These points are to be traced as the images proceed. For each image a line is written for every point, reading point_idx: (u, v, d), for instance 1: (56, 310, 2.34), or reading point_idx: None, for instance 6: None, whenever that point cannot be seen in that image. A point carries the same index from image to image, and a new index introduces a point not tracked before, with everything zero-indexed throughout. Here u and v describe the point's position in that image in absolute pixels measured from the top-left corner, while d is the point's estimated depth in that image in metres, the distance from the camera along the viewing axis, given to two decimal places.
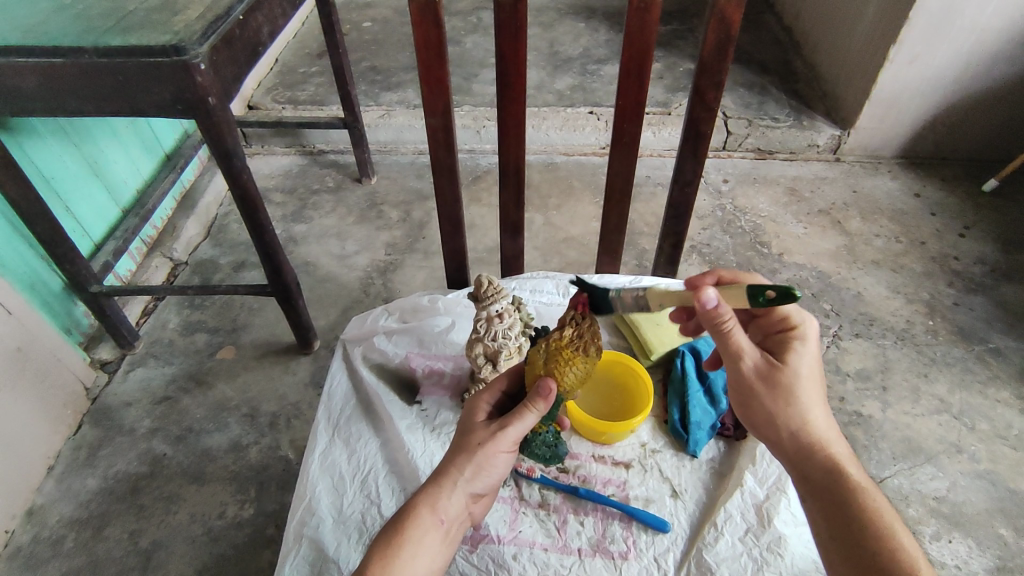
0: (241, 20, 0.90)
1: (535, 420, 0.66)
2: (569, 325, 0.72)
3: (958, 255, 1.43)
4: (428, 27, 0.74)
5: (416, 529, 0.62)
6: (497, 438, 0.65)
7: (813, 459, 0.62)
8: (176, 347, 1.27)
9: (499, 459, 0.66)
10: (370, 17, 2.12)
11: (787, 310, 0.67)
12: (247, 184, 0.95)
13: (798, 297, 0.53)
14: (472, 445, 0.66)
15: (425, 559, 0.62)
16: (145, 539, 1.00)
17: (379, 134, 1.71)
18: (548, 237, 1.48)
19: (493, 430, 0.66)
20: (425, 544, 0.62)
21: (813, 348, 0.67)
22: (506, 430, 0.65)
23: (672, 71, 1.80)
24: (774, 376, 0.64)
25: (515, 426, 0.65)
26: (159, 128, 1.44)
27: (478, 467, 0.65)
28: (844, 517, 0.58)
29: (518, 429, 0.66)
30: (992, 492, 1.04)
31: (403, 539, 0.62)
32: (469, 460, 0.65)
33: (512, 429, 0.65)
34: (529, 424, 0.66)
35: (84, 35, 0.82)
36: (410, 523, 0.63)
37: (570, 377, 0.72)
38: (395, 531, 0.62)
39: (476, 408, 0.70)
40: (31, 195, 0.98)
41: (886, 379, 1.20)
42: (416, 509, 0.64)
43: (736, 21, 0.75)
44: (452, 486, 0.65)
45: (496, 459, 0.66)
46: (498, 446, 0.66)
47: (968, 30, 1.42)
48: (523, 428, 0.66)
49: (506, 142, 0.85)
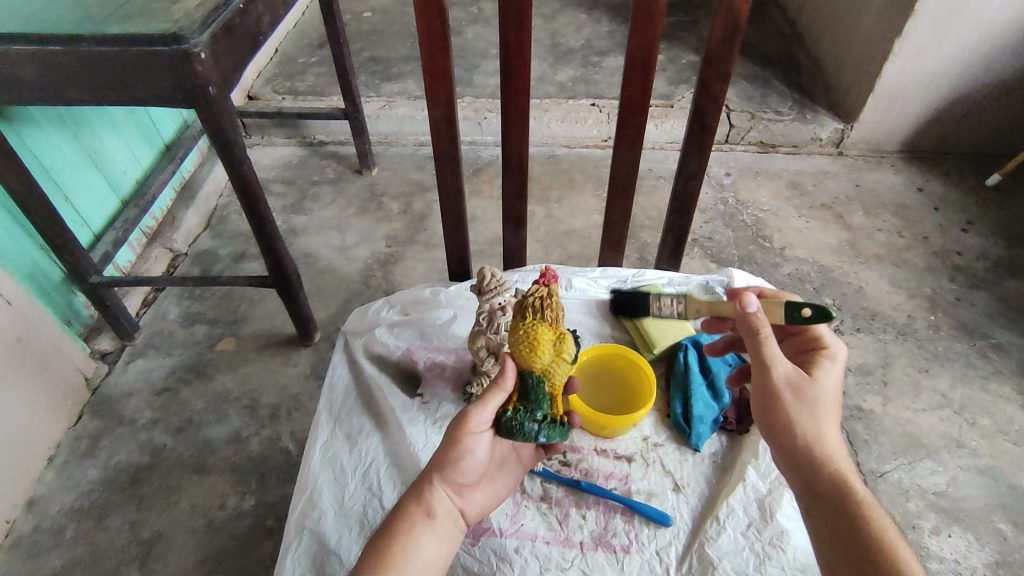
0: (241, 9, 0.90)
1: (499, 400, 0.68)
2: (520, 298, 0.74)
3: (961, 250, 1.43)
4: (432, 16, 0.73)
5: (404, 526, 0.64)
6: (464, 424, 0.67)
7: (819, 471, 0.61)
8: (176, 338, 1.27)
9: (472, 445, 0.67)
10: (370, 7, 2.10)
11: (821, 330, 0.70)
12: (248, 175, 0.95)
13: (832, 316, 0.62)
14: (444, 437, 0.68)
15: (419, 549, 0.63)
16: (145, 529, 1.00)
17: (380, 125, 1.70)
18: (550, 230, 1.47)
19: (458, 418, 0.68)
20: (417, 537, 0.64)
21: (840, 370, 0.68)
22: (466, 413, 0.67)
23: (675, 64, 1.79)
24: (808, 391, 0.64)
25: (478, 407, 0.67)
26: (158, 118, 1.43)
27: (452, 455, 0.67)
28: (849, 533, 0.56)
29: (484, 413, 0.67)
30: (992, 487, 1.04)
31: (393, 532, 0.64)
32: (444, 451, 0.67)
33: (477, 414, 0.67)
34: (491, 395, 0.68)
35: (83, 23, 0.81)
36: (399, 518, 0.65)
37: (519, 340, 0.70)
38: (386, 524, 0.65)
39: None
40: (30, 184, 0.97)
41: (887, 374, 1.20)
42: (404, 504, 0.66)
43: (744, 13, 0.74)
44: (432, 481, 0.67)
45: (465, 445, 0.67)
46: (466, 431, 0.67)
47: (974, 22, 1.41)
48: (484, 411, 0.67)
49: (509, 133, 0.85)
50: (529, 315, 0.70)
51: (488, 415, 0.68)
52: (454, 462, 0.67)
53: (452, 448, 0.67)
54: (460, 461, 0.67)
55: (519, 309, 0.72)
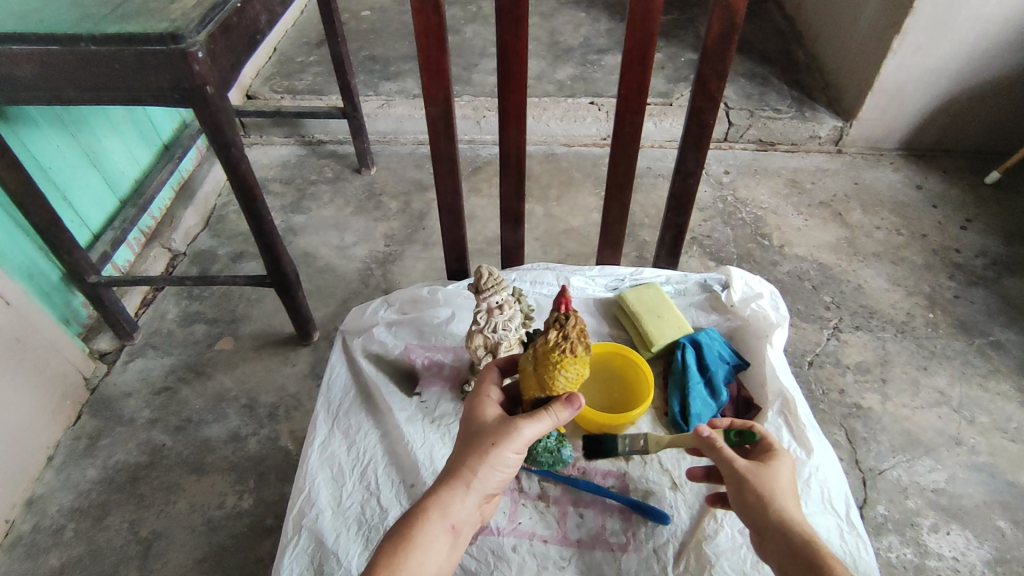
0: (238, 8, 0.89)
1: (549, 421, 0.64)
2: (556, 327, 0.67)
3: (960, 248, 1.43)
4: (428, 14, 0.73)
5: (427, 534, 0.58)
6: (513, 437, 0.62)
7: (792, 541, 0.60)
8: (175, 337, 1.27)
9: (512, 460, 0.63)
10: (368, 6, 2.10)
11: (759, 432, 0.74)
12: (246, 174, 0.95)
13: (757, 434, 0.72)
14: (486, 447, 0.62)
15: (434, 567, 0.58)
16: (145, 528, 1.00)
17: (379, 124, 1.70)
18: (549, 228, 1.47)
19: (507, 430, 0.62)
20: (435, 552, 0.58)
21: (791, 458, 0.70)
22: (519, 427, 0.62)
23: (674, 62, 1.79)
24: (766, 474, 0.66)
25: (530, 423, 0.63)
26: (157, 118, 1.43)
27: (490, 469, 0.61)
28: None
29: (534, 430, 0.64)
30: (991, 485, 1.04)
31: (413, 545, 0.57)
32: (482, 462, 0.61)
33: (527, 429, 0.63)
34: (543, 418, 0.64)
35: (80, 22, 0.81)
36: (420, 527, 0.59)
37: (560, 382, 0.67)
38: (402, 534, 0.58)
39: (483, 403, 0.68)
40: (28, 184, 0.97)
41: (886, 371, 1.20)
42: (425, 513, 0.59)
43: (741, 11, 0.74)
44: (464, 489, 0.61)
45: (506, 462, 0.62)
46: (512, 446, 0.62)
47: (974, 19, 1.41)
48: (537, 429, 0.63)
49: (507, 132, 0.85)
50: (576, 355, 0.66)
51: (536, 434, 0.64)
52: (486, 476, 0.62)
53: (494, 459, 0.61)
54: (492, 475, 0.62)
55: (559, 347, 0.66)
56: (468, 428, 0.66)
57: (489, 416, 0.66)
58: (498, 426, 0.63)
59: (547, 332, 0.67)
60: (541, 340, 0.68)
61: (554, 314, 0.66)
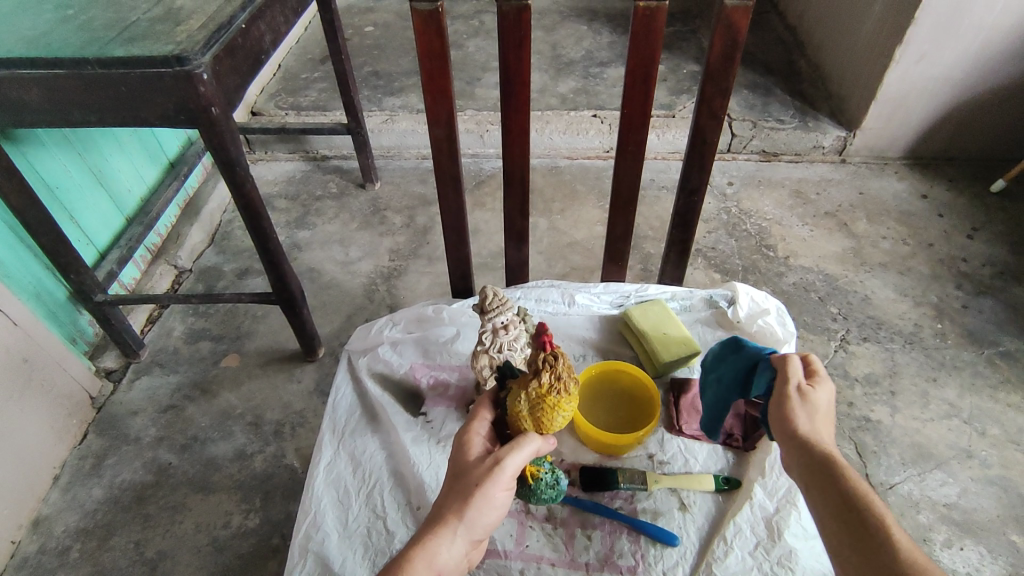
0: (243, 29, 0.90)
1: (530, 453, 0.65)
2: (547, 372, 0.68)
3: (967, 257, 1.42)
4: (431, 37, 0.73)
5: None
6: (497, 472, 0.61)
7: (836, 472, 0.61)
8: (181, 355, 1.28)
9: (498, 499, 0.62)
10: (371, 22, 2.12)
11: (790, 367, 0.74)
12: (251, 194, 0.95)
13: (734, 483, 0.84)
14: (471, 487, 0.61)
15: None
16: (151, 549, 1.00)
17: (382, 139, 1.71)
18: (553, 241, 1.47)
19: (491, 467, 0.62)
20: None
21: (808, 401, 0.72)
22: (502, 461, 0.62)
23: (676, 74, 1.80)
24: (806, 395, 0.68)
25: (513, 457, 0.63)
26: (163, 136, 1.44)
27: (477, 512, 0.60)
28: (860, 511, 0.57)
29: (520, 464, 0.64)
30: (1004, 498, 1.03)
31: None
32: (468, 504, 0.60)
33: (511, 463, 0.62)
34: (529, 449, 0.65)
35: (87, 46, 0.82)
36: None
37: (557, 422, 0.69)
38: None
39: (470, 441, 0.68)
40: (36, 205, 0.98)
41: (895, 384, 1.19)
42: (409, 559, 0.57)
43: (743, 28, 0.74)
44: (450, 533, 0.59)
45: (492, 501, 0.61)
46: (497, 482, 0.61)
47: (976, 28, 1.41)
48: (521, 463, 0.63)
49: (511, 150, 0.85)
50: (569, 394, 0.69)
51: (518, 467, 0.63)
52: (473, 518, 0.60)
53: (478, 499, 0.60)
54: (478, 518, 0.60)
55: (553, 389, 0.67)
56: (452, 471, 0.65)
57: (476, 454, 0.67)
58: (481, 465, 0.63)
59: (534, 377, 0.68)
60: (531, 386, 0.68)
61: (541, 355, 0.68)
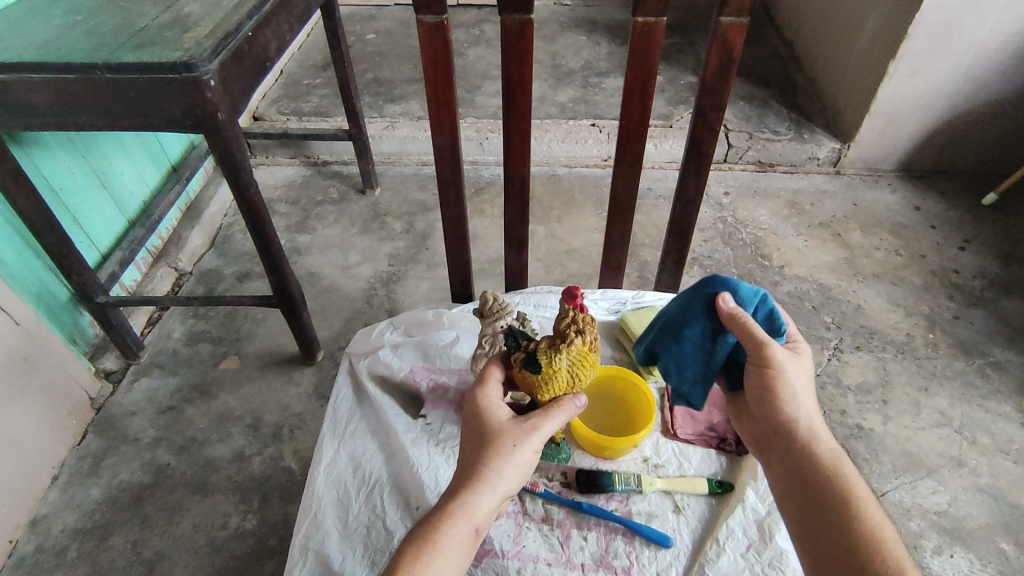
0: (250, 36, 0.91)
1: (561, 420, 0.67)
2: (583, 332, 0.69)
3: (958, 269, 1.44)
4: (436, 48, 0.75)
5: (451, 535, 0.58)
6: (530, 435, 0.64)
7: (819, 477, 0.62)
8: (180, 356, 1.28)
9: (529, 459, 0.64)
10: (373, 29, 2.15)
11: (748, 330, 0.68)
12: (254, 198, 0.96)
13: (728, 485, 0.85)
14: (509, 448, 0.63)
15: (458, 568, 0.58)
16: (148, 549, 1.00)
17: (383, 145, 1.73)
18: (551, 248, 1.49)
19: (526, 430, 0.64)
20: (459, 553, 0.59)
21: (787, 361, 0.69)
22: (536, 424, 0.64)
23: (674, 85, 1.82)
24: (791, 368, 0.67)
25: (546, 423, 0.65)
26: (166, 140, 1.46)
27: (512, 470, 0.62)
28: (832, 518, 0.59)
29: (555, 427, 0.66)
30: (993, 507, 1.05)
31: (435, 549, 0.57)
32: (504, 463, 0.62)
33: (543, 427, 0.65)
34: (573, 412, 0.68)
35: (96, 51, 0.83)
36: (444, 530, 0.58)
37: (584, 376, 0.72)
38: (425, 536, 0.58)
39: (491, 400, 0.69)
40: (40, 206, 0.99)
41: (887, 393, 1.20)
42: (449, 515, 0.59)
43: (738, 44, 0.76)
44: (487, 492, 0.61)
45: (526, 461, 0.64)
46: (529, 443, 0.64)
47: (967, 45, 1.43)
48: (558, 426, 0.66)
49: (512, 159, 0.86)
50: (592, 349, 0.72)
51: (547, 431, 0.66)
52: (509, 477, 0.62)
53: (512, 459, 0.63)
54: (515, 476, 0.63)
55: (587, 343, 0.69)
56: (479, 428, 0.66)
57: (505, 411, 0.68)
58: (518, 427, 0.65)
59: (570, 337, 0.68)
60: (569, 346, 0.68)
61: (576, 313, 0.68)
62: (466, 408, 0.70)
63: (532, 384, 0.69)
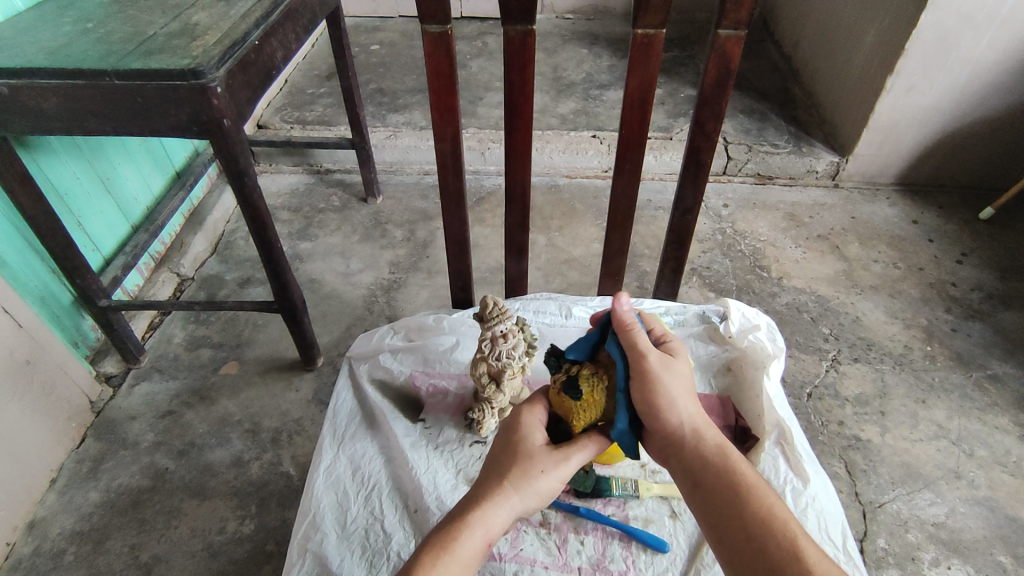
0: (256, 45, 0.93)
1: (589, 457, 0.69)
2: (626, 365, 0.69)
3: (956, 282, 1.45)
4: (440, 58, 0.76)
5: (467, 542, 0.59)
6: (559, 464, 0.66)
7: (714, 471, 0.62)
8: (181, 362, 1.29)
9: (552, 490, 0.66)
10: (378, 40, 2.18)
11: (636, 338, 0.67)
12: (258, 205, 0.97)
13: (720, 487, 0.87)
14: (537, 472, 0.65)
15: None
16: (145, 553, 1.00)
17: (386, 154, 1.75)
18: (551, 258, 1.50)
19: (555, 459, 0.66)
20: (471, 565, 0.59)
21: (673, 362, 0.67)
22: (566, 455, 0.66)
23: (673, 97, 1.84)
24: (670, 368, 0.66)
25: (575, 456, 0.67)
26: (171, 146, 1.47)
27: (535, 494, 0.64)
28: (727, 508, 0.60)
29: (581, 459, 0.68)
30: (991, 519, 1.05)
31: (451, 556, 0.57)
32: (529, 485, 0.64)
33: (572, 460, 0.67)
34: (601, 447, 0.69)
35: (105, 59, 0.85)
36: (460, 537, 0.59)
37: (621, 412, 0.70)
38: (443, 541, 0.58)
39: (532, 425, 0.70)
40: (45, 210, 1.00)
41: (885, 404, 1.21)
42: (468, 524, 0.60)
43: (736, 56, 0.77)
44: (507, 506, 0.63)
45: (549, 491, 0.65)
46: (557, 474, 0.66)
47: (964, 60, 1.45)
48: (584, 461, 0.68)
49: (512, 167, 0.87)
50: None
51: (577, 465, 0.67)
52: (530, 499, 0.64)
53: (538, 484, 0.64)
54: (535, 501, 0.64)
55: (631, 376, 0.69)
56: (515, 446, 0.68)
57: (540, 435, 0.70)
58: (550, 454, 0.66)
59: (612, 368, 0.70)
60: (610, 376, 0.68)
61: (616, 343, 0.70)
62: (504, 426, 0.72)
63: (568, 410, 0.70)
